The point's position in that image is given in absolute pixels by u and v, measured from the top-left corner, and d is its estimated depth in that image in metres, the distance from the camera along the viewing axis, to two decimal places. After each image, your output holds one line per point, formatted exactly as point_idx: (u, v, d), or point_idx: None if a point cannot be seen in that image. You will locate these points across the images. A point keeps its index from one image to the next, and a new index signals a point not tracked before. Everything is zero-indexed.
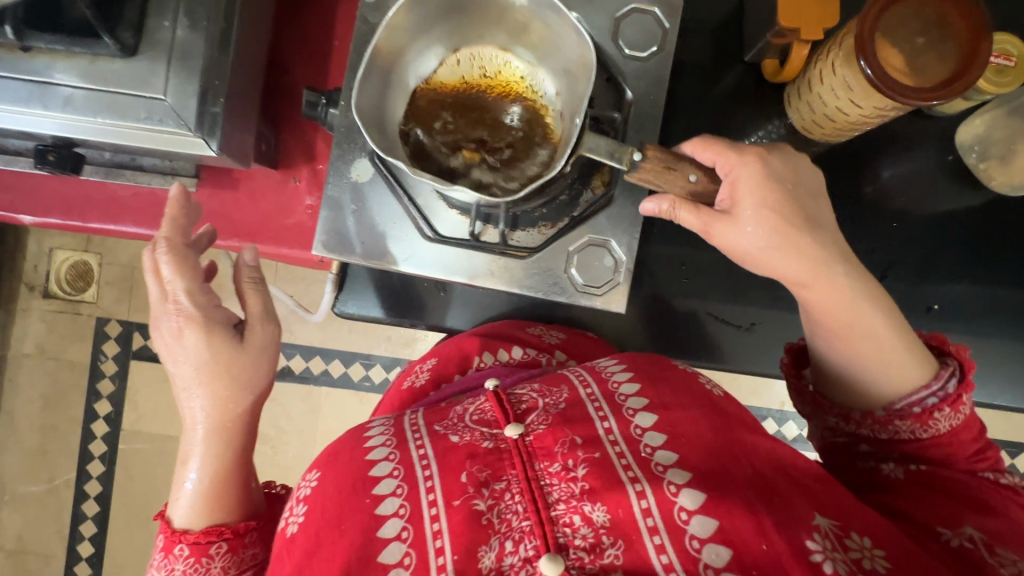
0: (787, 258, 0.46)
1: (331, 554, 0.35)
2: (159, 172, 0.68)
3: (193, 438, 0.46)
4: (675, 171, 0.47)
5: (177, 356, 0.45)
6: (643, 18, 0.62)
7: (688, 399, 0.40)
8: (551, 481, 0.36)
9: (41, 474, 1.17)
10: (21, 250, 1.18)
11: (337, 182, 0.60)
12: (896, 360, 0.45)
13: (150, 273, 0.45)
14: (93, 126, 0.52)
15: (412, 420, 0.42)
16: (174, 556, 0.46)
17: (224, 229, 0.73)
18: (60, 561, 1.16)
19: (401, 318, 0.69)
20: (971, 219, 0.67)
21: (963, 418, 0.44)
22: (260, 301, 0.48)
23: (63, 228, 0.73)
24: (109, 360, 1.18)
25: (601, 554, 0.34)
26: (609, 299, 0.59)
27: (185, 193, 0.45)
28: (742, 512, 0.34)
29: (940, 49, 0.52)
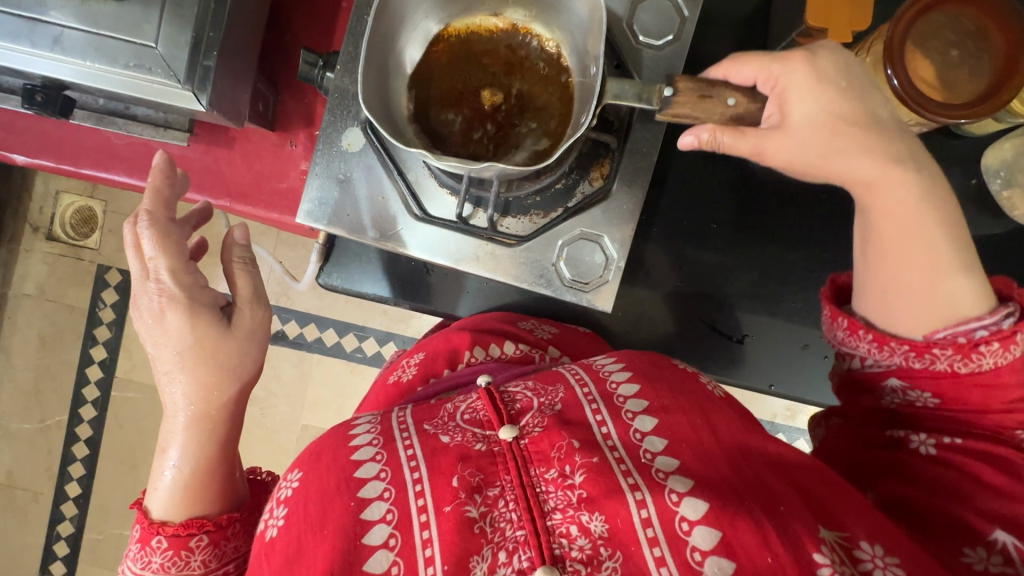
0: (854, 159, 0.42)
1: (310, 561, 0.32)
2: (151, 123, 0.66)
3: (174, 423, 0.44)
4: (710, 99, 0.45)
5: (159, 337, 0.43)
6: (661, 3, 0.60)
7: (689, 401, 0.37)
8: (547, 488, 0.34)
9: (34, 412, 1.18)
10: (27, 190, 1.16)
11: (327, 149, 0.60)
12: (946, 281, 0.41)
13: (130, 247, 0.43)
14: (82, 68, 0.51)
15: (399, 416, 0.38)
16: (151, 548, 0.43)
17: (215, 188, 0.71)
18: (46, 501, 1.17)
19: (385, 296, 0.68)
20: (990, 248, 0.64)
21: (1011, 358, 0.39)
22: (249, 282, 0.46)
23: (56, 171, 0.73)
24: (107, 308, 1.17)
25: (598, 568, 0.31)
26: (595, 297, 0.58)
27: (172, 163, 0.43)
28: (745, 520, 0.32)
29: (974, 65, 0.51)
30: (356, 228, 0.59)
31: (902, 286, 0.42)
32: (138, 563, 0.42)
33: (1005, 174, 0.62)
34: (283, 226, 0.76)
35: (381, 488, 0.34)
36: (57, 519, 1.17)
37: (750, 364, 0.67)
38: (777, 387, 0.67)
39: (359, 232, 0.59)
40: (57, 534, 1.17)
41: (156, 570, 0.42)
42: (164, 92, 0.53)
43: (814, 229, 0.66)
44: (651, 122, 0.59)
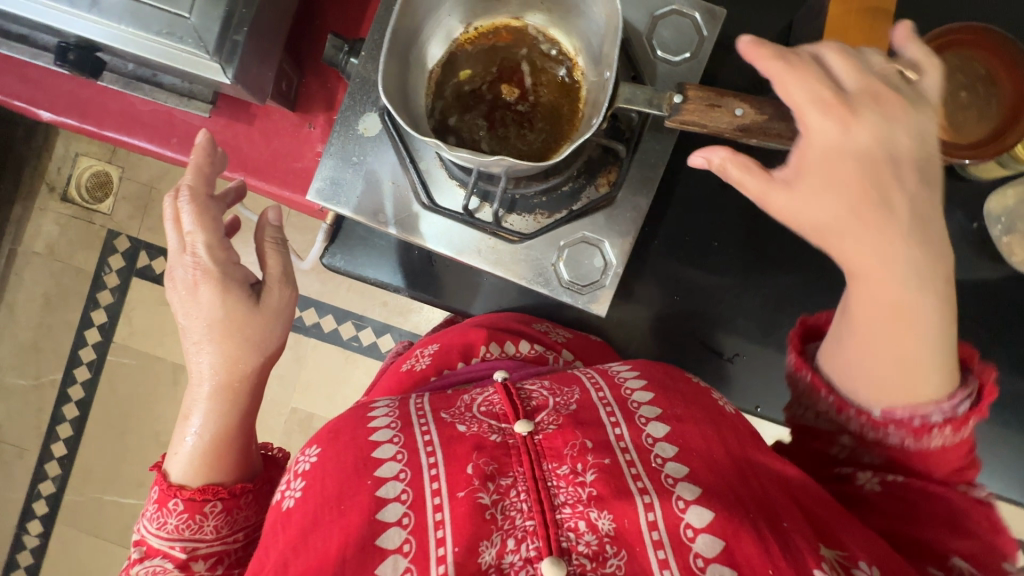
0: (851, 228, 0.39)
1: (326, 533, 0.32)
2: (176, 92, 0.67)
3: (198, 391, 0.45)
4: (719, 108, 0.47)
5: (190, 307, 0.44)
6: (681, 21, 0.61)
7: (701, 412, 0.38)
8: (558, 484, 0.34)
9: (29, 369, 1.18)
10: (48, 149, 1.17)
11: (344, 132, 0.61)
12: (916, 369, 0.40)
13: (170, 220, 0.45)
14: (116, 32, 0.52)
15: (417, 402, 0.39)
16: (166, 509, 0.43)
17: (232, 162, 0.73)
18: (31, 458, 1.17)
19: (385, 282, 0.69)
20: (986, 292, 0.65)
21: (958, 438, 0.41)
22: (281, 263, 0.47)
23: (79, 130, 0.73)
24: (112, 273, 1.18)
25: (603, 563, 0.32)
26: (591, 300, 0.60)
27: (212, 140, 0.44)
28: (748, 533, 0.33)
29: (983, 106, 0.53)
30: (378, 215, 0.61)
31: (875, 364, 0.41)
32: (154, 523, 0.43)
33: (1006, 220, 0.63)
34: (295, 206, 0.78)
35: (397, 469, 0.34)
36: (40, 477, 1.17)
37: (738, 385, 0.68)
38: (763, 409, 0.68)
39: (381, 223, 0.61)
40: (38, 492, 1.17)
41: (171, 531, 0.43)
42: (192, 62, 0.54)
43: (811, 259, 0.67)
44: (660, 134, 0.61)
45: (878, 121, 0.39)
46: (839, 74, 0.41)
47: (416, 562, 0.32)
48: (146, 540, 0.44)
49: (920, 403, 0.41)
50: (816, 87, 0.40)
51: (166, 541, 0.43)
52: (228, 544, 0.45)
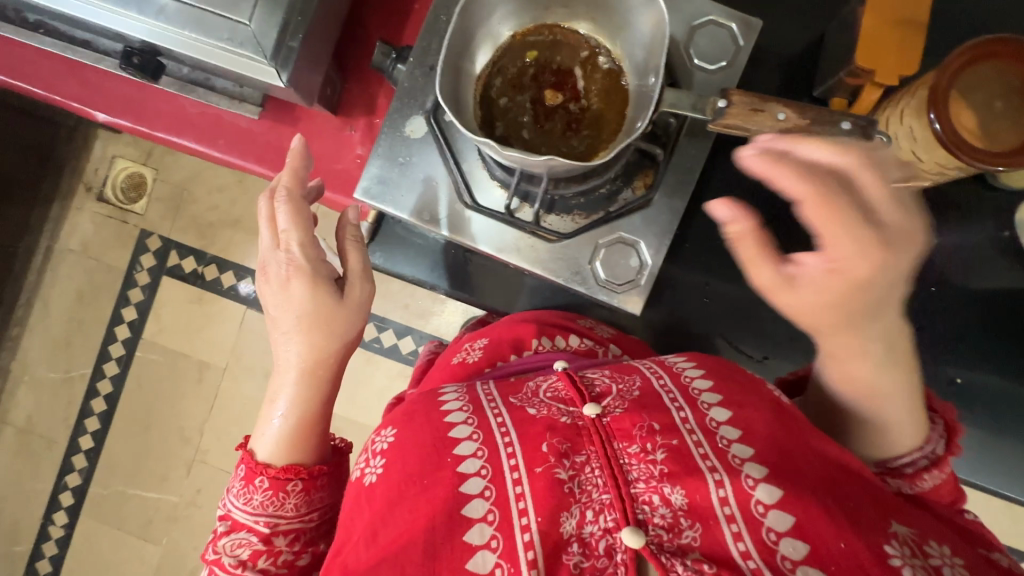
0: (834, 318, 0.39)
1: (413, 504, 0.35)
2: (227, 95, 0.69)
3: (284, 378, 0.49)
4: (762, 113, 0.50)
5: (283, 301, 0.48)
6: (717, 30, 0.63)
7: (762, 399, 0.38)
8: (630, 461, 0.35)
9: (60, 363, 1.21)
10: (87, 151, 1.21)
11: (391, 134, 0.64)
12: (891, 430, 0.44)
13: (265, 218, 0.49)
14: (180, 37, 0.54)
15: (485, 388, 0.41)
16: (253, 486, 0.47)
17: (273, 162, 0.75)
18: (59, 450, 1.20)
19: (421, 279, 0.71)
20: (1012, 301, 0.66)
21: (946, 477, 0.44)
22: (361, 259, 0.50)
23: (130, 130, 0.76)
24: (144, 271, 1.21)
25: (679, 535, 0.33)
26: (623, 299, 0.62)
27: (308, 145, 0.48)
28: (818, 509, 0.33)
29: (1016, 118, 0.55)
30: (431, 215, 0.63)
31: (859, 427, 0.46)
32: (240, 498, 0.47)
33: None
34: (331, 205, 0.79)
35: (475, 447, 0.36)
36: (67, 469, 1.19)
37: None
38: None
39: (434, 224, 0.63)
40: (64, 484, 1.19)
41: (256, 507, 0.46)
42: (251, 66, 0.56)
43: None
44: (695, 140, 0.63)
45: (902, 263, 0.36)
46: (875, 202, 0.35)
47: (500, 530, 0.34)
48: (232, 514, 0.47)
49: (902, 455, 0.45)
50: (858, 228, 0.35)
51: (251, 515, 0.46)
52: (305, 521, 0.48)
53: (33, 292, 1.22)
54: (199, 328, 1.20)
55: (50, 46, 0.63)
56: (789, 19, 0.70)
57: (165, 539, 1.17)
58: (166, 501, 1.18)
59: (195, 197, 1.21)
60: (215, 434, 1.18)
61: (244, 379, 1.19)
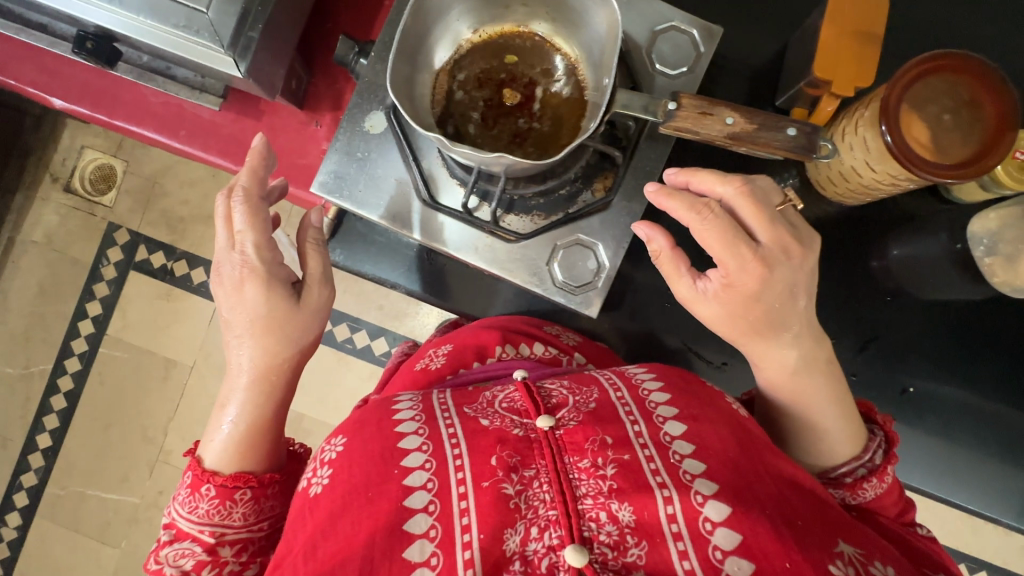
0: (741, 320, 0.45)
1: (354, 518, 0.33)
2: (188, 84, 0.66)
3: (236, 382, 0.47)
4: (711, 116, 0.53)
5: (236, 303, 0.46)
6: (678, 36, 0.64)
7: (718, 414, 0.38)
8: (579, 476, 0.34)
9: (19, 357, 1.17)
10: (54, 140, 1.17)
11: (350, 129, 0.62)
12: (824, 437, 0.46)
13: (222, 217, 0.47)
14: (135, 23, 0.53)
15: (440, 398, 0.40)
16: (199, 494, 0.45)
17: (238, 155, 0.73)
18: (15, 448, 1.15)
19: (382, 278, 0.70)
20: (966, 313, 0.67)
21: (887, 487, 0.45)
22: (321, 262, 0.49)
23: (90, 119, 0.74)
24: (110, 265, 1.17)
25: (624, 553, 0.33)
26: (581, 301, 0.61)
27: (268, 145, 0.46)
28: (766, 528, 0.32)
29: (967, 130, 0.56)
30: (404, 223, 0.61)
31: (795, 436, 0.48)
32: (185, 507, 0.45)
33: (988, 242, 0.60)
34: (297, 202, 0.77)
35: (423, 459, 0.35)
36: (22, 469, 1.15)
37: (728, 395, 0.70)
38: None
39: (407, 230, 0.61)
40: (18, 484, 1.14)
41: (201, 516, 0.45)
42: (206, 55, 0.54)
43: None
44: (656, 144, 0.62)
45: (788, 274, 0.44)
46: (748, 220, 0.44)
47: (441, 547, 0.33)
48: (176, 523, 0.45)
49: (840, 464, 0.46)
50: (734, 240, 0.43)
51: (197, 525, 0.45)
52: (253, 531, 0.46)
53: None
54: (166, 324, 1.17)
55: (3, 28, 0.61)
56: (754, 31, 0.71)
57: (124, 542, 1.13)
58: (126, 503, 1.14)
59: (165, 190, 1.18)
60: (180, 434, 1.15)
61: (211, 378, 1.16)
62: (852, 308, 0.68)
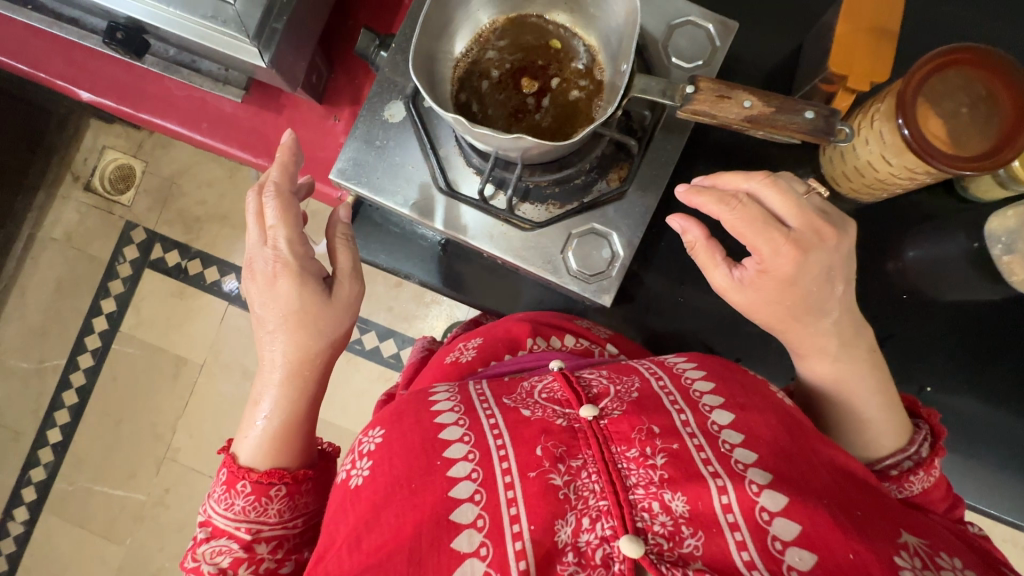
0: (775, 309, 0.45)
1: (399, 510, 0.33)
2: (212, 77, 0.66)
3: (269, 378, 0.47)
4: (729, 100, 0.51)
5: (268, 298, 0.46)
6: (695, 30, 0.63)
7: (765, 402, 0.37)
8: (628, 465, 0.34)
9: (33, 352, 1.18)
10: (77, 140, 1.18)
11: (369, 117, 0.62)
12: (869, 429, 0.45)
13: (253, 214, 0.46)
14: (165, 14, 0.53)
15: (478, 389, 0.40)
16: (235, 491, 0.45)
17: (257, 148, 0.73)
18: (26, 442, 1.15)
19: (396, 268, 0.70)
20: (989, 310, 0.66)
21: (935, 481, 0.43)
22: (350, 258, 0.48)
23: (115, 111, 0.74)
24: (126, 263, 1.18)
25: (680, 544, 0.32)
26: (596, 291, 0.59)
27: (297, 140, 0.46)
28: (826, 518, 0.32)
29: (984, 125, 0.54)
30: (426, 213, 0.61)
31: (836, 428, 0.47)
32: (221, 503, 0.45)
33: (1006, 240, 0.57)
34: (318, 198, 0.77)
35: (466, 450, 0.35)
36: (33, 462, 1.15)
37: None
38: None
39: (428, 219, 0.61)
40: (28, 478, 1.15)
41: (237, 512, 0.44)
42: (231, 45, 0.54)
43: None
44: (671, 135, 0.61)
45: (823, 257, 0.43)
46: (779, 212, 0.43)
47: (491, 538, 0.32)
48: (211, 520, 0.45)
49: (885, 456, 0.45)
50: (763, 228, 0.42)
51: (233, 521, 0.44)
52: (287, 528, 0.46)
53: (10, 280, 1.18)
54: (178, 323, 1.17)
55: (38, 22, 0.61)
56: (781, 23, 0.70)
57: (128, 540, 1.13)
58: (132, 500, 1.14)
59: (183, 190, 1.18)
60: (188, 432, 1.15)
61: (221, 376, 1.16)
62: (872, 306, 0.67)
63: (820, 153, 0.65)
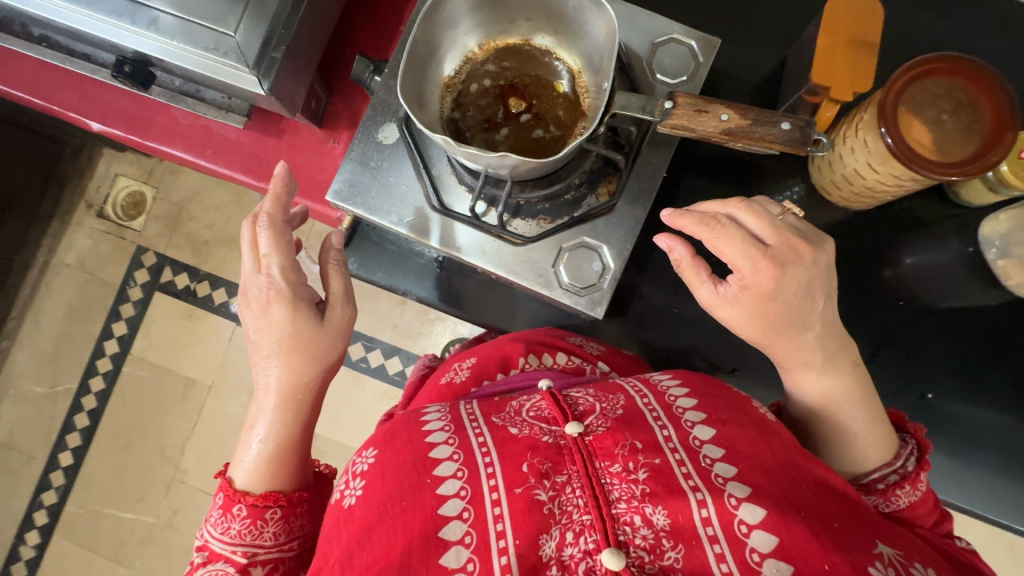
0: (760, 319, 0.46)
1: (391, 527, 0.34)
2: (216, 106, 0.69)
3: (264, 402, 0.48)
4: (706, 113, 0.53)
5: (263, 324, 0.47)
6: (678, 47, 0.65)
7: (746, 418, 0.38)
8: (612, 480, 0.35)
9: (45, 378, 1.20)
10: (89, 169, 1.22)
11: (365, 140, 0.64)
12: (854, 441, 0.46)
13: (247, 243, 0.48)
14: (170, 48, 0.55)
15: (468, 408, 0.41)
16: (231, 515, 0.46)
17: (260, 173, 0.76)
18: (37, 467, 1.17)
19: (394, 286, 0.71)
20: (984, 314, 0.66)
21: (921, 495, 0.44)
22: (343, 283, 0.50)
23: (123, 140, 0.77)
24: (137, 287, 1.21)
25: (661, 557, 0.32)
26: (588, 303, 0.61)
27: (288, 171, 0.48)
28: (804, 530, 0.32)
29: (967, 131, 0.55)
30: (421, 232, 0.62)
31: (822, 441, 0.48)
32: (218, 528, 0.46)
33: (1000, 244, 0.59)
34: (317, 218, 0.80)
35: (455, 468, 0.36)
36: (43, 486, 1.16)
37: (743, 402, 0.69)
38: None
39: (424, 237, 0.62)
40: (39, 502, 1.16)
41: (233, 536, 0.46)
42: (232, 75, 0.57)
43: None
44: (658, 149, 0.63)
45: (802, 270, 0.44)
46: (757, 231, 0.45)
47: (478, 553, 0.33)
48: (209, 545, 0.46)
49: (872, 470, 0.45)
50: (741, 244, 0.44)
51: (229, 545, 0.45)
52: (283, 551, 0.47)
53: (24, 306, 1.21)
54: (187, 345, 1.19)
55: (51, 58, 0.65)
56: (766, 38, 0.72)
57: (137, 562, 1.14)
58: (142, 522, 1.15)
59: (192, 215, 1.22)
60: (196, 453, 1.16)
61: (228, 397, 1.17)
62: (866, 314, 0.67)
63: (810, 164, 0.66)
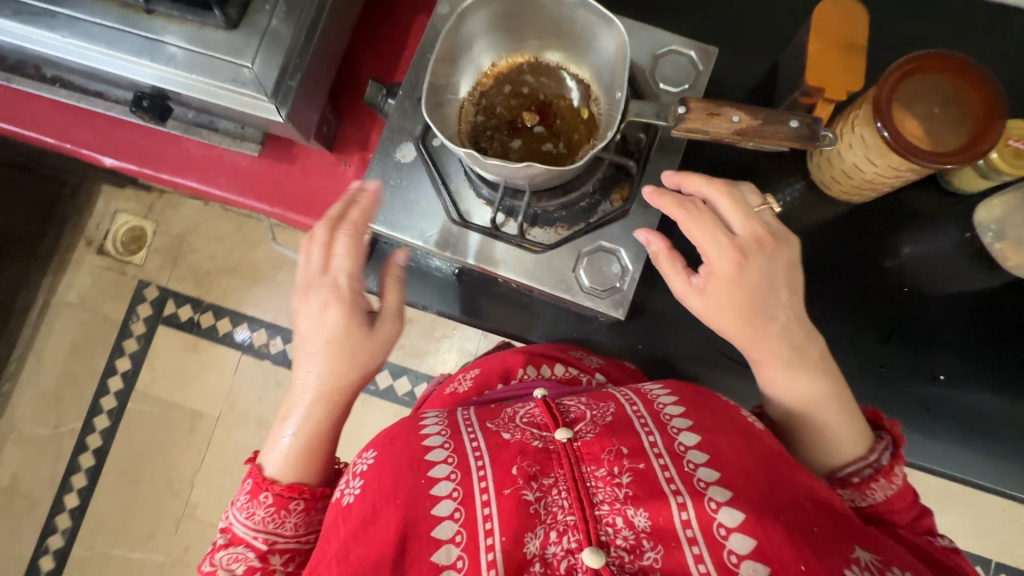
0: (756, 327, 0.47)
1: (385, 526, 0.35)
2: (230, 135, 0.73)
3: (299, 400, 0.50)
4: (719, 116, 0.54)
5: (314, 326, 0.50)
6: (679, 58, 0.67)
7: (732, 425, 0.39)
8: (596, 484, 0.36)
9: (50, 419, 1.21)
10: (89, 208, 1.26)
11: (382, 160, 0.67)
12: (828, 439, 0.46)
13: (320, 245, 0.50)
14: (184, 80, 0.59)
15: (464, 414, 0.43)
16: (257, 501, 0.48)
17: (272, 197, 0.79)
18: (42, 511, 1.18)
19: (413, 300, 0.72)
20: (992, 305, 0.66)
21: (897, 489, 0.44)
22: (397, 297, 0.52)
23: (136, 174, 0.81)
24: (139, 321, 1.24)
25: (640, 557, 0.34)
26: (608, 304, 0.63)
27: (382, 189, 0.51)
28: (782, 535, 0.33)
29: (956, 123, 0.56)
30: (447, 245, 0.64)
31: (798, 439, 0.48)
32: (243, 512, 0.48)
33: (996, 228, 0.64)
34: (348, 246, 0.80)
35: (448, 470, 0.37)
36: (49, 531, 1.17)
37: None
38: None
39: (448, 250, 0.64)
40: (45, 547, 1.17)
41: (257, 522, 0.47)
42: (252, 104, 0.59)
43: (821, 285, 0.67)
44: (668, 155, 0.65)
45: (763, 263, 0.47)
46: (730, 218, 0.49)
47: (467, 551, 0.35)
48: (232, 527, 0.48)
49: (846, 464, 0.46)
50: (713, 233, 0.47)
51: (252, 530, 0.47)
52: (301, 543, 0.49)
53: (25, 348, 1.24)
54: (193, 375, 1.23)
55: (66, 97, 0.69)
56: (754, 56, 0.74)
57: None
58: (151, 561, 1.17)
59: (192, 247, 1.26)
60: (206, 486, 1.18)
61: (236, 427, 1.20)
62: (878, 325, 0.66)
63: (810, 162, 0.67)
